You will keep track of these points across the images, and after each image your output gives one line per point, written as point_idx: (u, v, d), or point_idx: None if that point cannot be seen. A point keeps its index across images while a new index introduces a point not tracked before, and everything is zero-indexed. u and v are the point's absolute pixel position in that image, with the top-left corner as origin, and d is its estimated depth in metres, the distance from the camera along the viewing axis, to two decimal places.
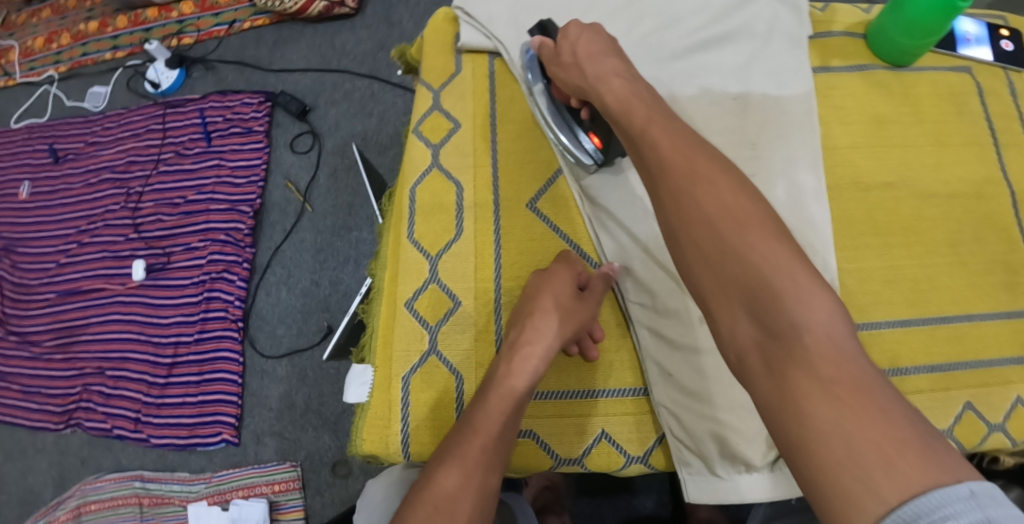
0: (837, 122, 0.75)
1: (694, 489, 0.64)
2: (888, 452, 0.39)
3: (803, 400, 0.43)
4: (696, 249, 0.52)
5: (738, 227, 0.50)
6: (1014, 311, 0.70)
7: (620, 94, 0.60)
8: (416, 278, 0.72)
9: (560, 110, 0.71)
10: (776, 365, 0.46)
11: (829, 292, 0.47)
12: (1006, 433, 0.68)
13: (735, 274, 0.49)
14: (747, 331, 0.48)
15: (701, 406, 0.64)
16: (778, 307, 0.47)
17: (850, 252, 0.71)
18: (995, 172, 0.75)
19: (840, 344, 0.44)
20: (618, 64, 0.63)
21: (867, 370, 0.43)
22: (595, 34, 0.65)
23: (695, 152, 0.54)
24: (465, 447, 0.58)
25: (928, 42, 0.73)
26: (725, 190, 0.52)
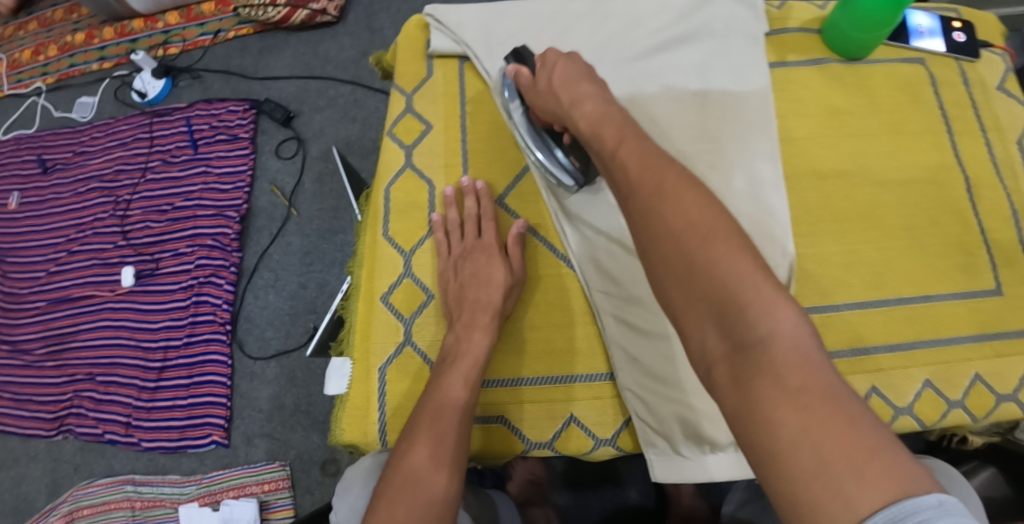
0: (794, 115, 0.78)
1: (659, 468, 0.66)
2: (857, 461, 0.36)
3: (770, 410, 0.39)
4: (662, 264, 0.49)
5: (703, 240, 0.47)
6: (970, 291, 0.73)
7: (593, 118, 0.60)
8: (392, 273, 0.75)
9: (539, 132, 0.71)
10: (744, 377, 0.42)
11: (796, 305, 0.43)
12: (965, 408, 0.71)
13: (700, 287, 0.46)
14: (715, 345, 0.44)
15: (668, 389, 0.66)
16: (743, 320, 0.43)
17: (808, 238, 0.74)
18: (950, 159, 0.78)
19: (808, 355, 0.41)
20: (591, 88, 0.62)
21: (836, 380, 0.40)
22: (572, 61, 0.66)
23: (663, 168, 0.52)
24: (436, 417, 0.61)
25: (880, 34, 0.76)
26: (691, 205, 0.49)
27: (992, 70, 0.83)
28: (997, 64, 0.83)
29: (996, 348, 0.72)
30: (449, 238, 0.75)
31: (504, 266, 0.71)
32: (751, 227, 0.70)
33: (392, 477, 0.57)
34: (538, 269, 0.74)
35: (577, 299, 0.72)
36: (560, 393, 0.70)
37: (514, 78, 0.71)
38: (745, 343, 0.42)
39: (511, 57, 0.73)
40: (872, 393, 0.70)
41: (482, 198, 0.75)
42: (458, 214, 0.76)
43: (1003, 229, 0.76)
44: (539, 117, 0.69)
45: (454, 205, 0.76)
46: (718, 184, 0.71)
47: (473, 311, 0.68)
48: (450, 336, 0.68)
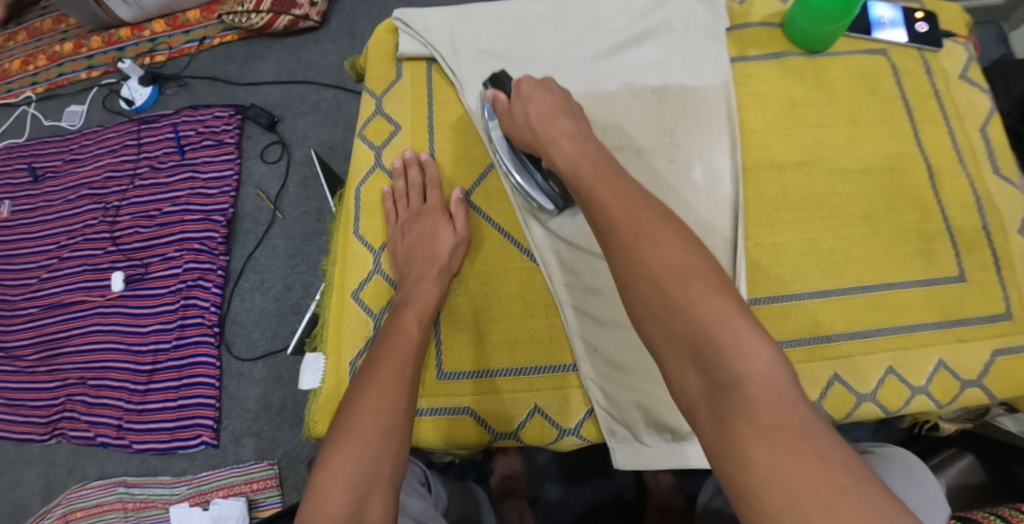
0: (752, 108, 0.80)
1: (622, 457, 0.68)
2: (827, 497, 0.37)
3: (745, 448, 0.41)
4: (643, 305, 0.51)
5: (680, 282, 0.49)
6: (930, 278, 0.74)
7: (570, 157, 0.63)
8: (362, 270, 0.76)
9: (518, 154, 0.72)
10: (722, 414, 0.44)
11: (770, 344, 0.46)
12: (930, 394, 0.71)
13: (679, 327, 0.48)
14: (694, 384, 0.46)
15: (626, 377, 0.68)
16: (719, 360, 0.45)
17: (767, 228, 0.75)
18: (910, 147, 0.79)
19: (781, 392, 0.43)
20: (568, 125, 0.66)
21: (807, 416, 0.42)
22: (546, 92, 0.69)
23: (641, 211, 0.55)
24: (395, 344, 0.63)
25: (839, 27, 0.77)
26: (669, 248, 0.52)
27: (954, 60, 0.84)
28: (960, 54, 0.84)
29: (957, 333, 0.73)
30: (397, 206, 0.78)
31: (449, 227, 0.74)
32: (699, 217, 0.72)
33: (353, 415, 0.55)
34: (501, 264, 0.74)
35: (540, 292, 0.73)
36: (524, 384, 0.70)
37: (491, 103, 0.73)
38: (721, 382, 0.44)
39: (490, 81, 0.75)
40: (834, 380, 0.71)
41: (428, 167, 0.78)
42: (406, 184, 0.78)
43: (965, 215, 0.77)
44: (519, 144, 0.70)
45: (402, 175, 0.79)
46: (676, 178, 0.73)
47: (421, 266, 0.71)
48: (400, 289, 0.70)
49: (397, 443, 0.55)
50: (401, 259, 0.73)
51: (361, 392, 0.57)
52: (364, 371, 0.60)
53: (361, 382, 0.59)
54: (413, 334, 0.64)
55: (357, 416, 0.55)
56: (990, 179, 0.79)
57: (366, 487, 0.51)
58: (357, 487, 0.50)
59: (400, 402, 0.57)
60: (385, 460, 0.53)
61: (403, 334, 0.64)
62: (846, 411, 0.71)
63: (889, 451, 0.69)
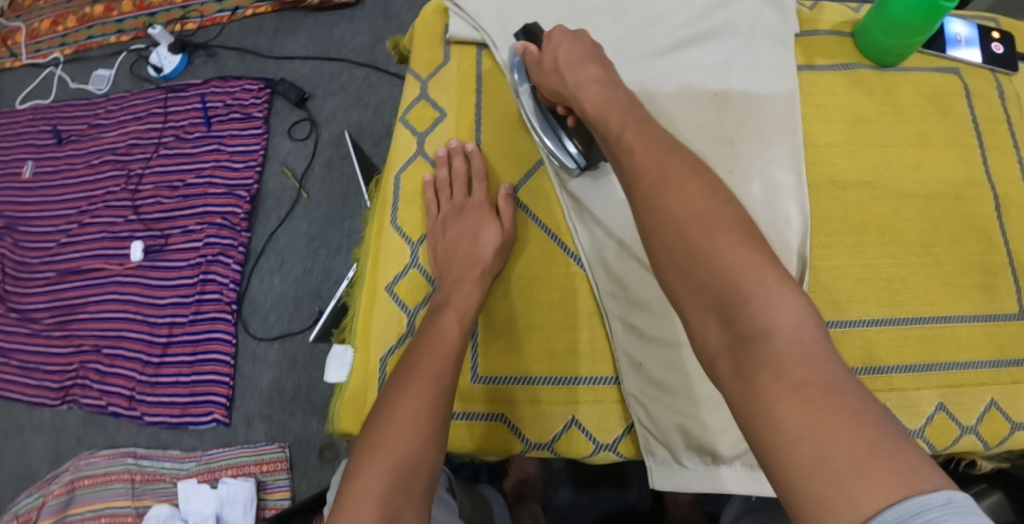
0: (817, 121, 0.76)
1: (659, 477, 0.65)
2: (860, 455, 0.35)
3: (772, 403, 0.38)
4: (666, 254, 0.48)
5: (706, 230, 0.46)
6: (990, 313, 0.70)
7: (597, 101, 0.60)
8: (397, 263, 0.73)
9: (545, 113, 0.71)
10: (747, 370, 0.41)
11: (801, 296, 0.42)
12: (978, 434, 0.68)
13: (703, 279, 0.45)
14: (718, 339, 0.44)
15: (669, 397, 0.65)
16: (746, 313, 0.42)
17: (824, 249, 0.71)
18: (977, 175, 0.75)
19: (811, 348, 0.40)
20: (595, 71, 0.62)
21: (839, 373, 0.39)
22: (577, 42, 0.65)
23: (667, 157, 0.51)
24: (434, 347, 0.60)
25: (914, 42, 0.72)
26: (696, 196, 0.48)
27: None
28: None
29: (1013, 374, 0.69)
30: (438, 198, 0.75)
31: (495, 225, 0.70)
32: (769, 232, 0.69)
33: (388, 422, 0.53)
34: (546, 268, 0.71)
35: (584, 301, 0.70)
36: (562, 395, 0.68)
37: (522, 55, 0.70)
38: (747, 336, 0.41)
39: (522, 33, 0.73)
40: None
41: (473, 158, 0.75)
42: (448, 174, 0.75)
43: None
44: (545, 97, 0.70)
45: (446, 165, 0.75)
46: (736, 189, 0.70)
47: (464, 266, 0.67)
48: (439, 289, 0.67)
49: (433, 457, 0.52)
50: (439, 262, 0.70)
51: (398, 395, 0.55)
52: (398, 375, 0.57)
53: (398, 386, 0.56)
54: (453, 336, 0.61)
55: (393, 424, 0.53)
56: None
57: (397, 509, 0.48)
58: (389, 505, 0.48)
59: (438, 413, 0.54)
60: (418, 480, 0.50)
61: (443, 335, 0.61)
62: None
63: None
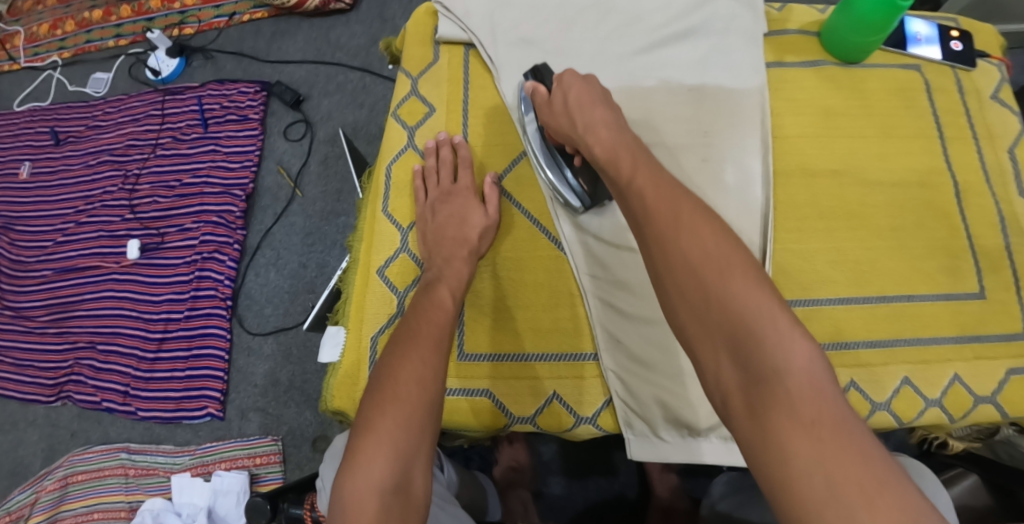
0: (787, 113, 0.80)
1: (637, 448, 0.69)
2: (869, 492, 0.38)
3: (785, 441, 0.41)
4: (679, 294, 0.50)
5: (720, 273, 0.48)
6: (953, 293, 0.74)
7: (608, 145, 0.62)
8: (389, 247, 0.77)
9: (551, 151, 0.73)
10: (759, 408, 0.44)
11: (811, 340, 0.45)
12: (943, 408, 0.71)
13: (715, 318, 0.47)
14: (730, 377, 0.46)
15: (647, 372, 0.69)
16: (759, 353, 0.44)
17: (795, 233, 0.75)
18: (940, 163, 0.79)
19: (822, 387, 0.43)
20: (606, 114, 0.65)
21: (848, 413, 0.42)
22: (587, 86, 0.68)
23: (679, 199, 0.54)
24: (431, 314, 0.63)
25: (877, 39, 0.77)
26: (708, 238, 0.50)
27: (988, 79, 0.83)
28: (994, 74, 0.84)
29: (976, 350, 0.73)
30: (426, 184, 0.78)
31: (481, 210, 0.74)
32: (740, 219, 0.73)
33: (396, 382, 0.56)
34: (531, 251, 0.75)
35: (567, 282, 0.73)
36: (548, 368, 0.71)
37: (530, 94, 0.73)
38: (760, 375, 0.44)
39: (530, 73, 0.76)
40: (851, 388, 0.71)
41: (461, 148, 0.78)
42: (437, 163, 0.79)
43: (990, 234, 0.77)
44: (552, 135, 0.71)
45: (434, 155, 0.79)
46: (710, 178, 0.74)
47: (452, 246, 0.71)
48: (430, 269, 0.71)
49: (433, 415, 0.55)
50: (428, 245, 0.73)
51: (403, 360, 0.58)
52: (400, 340, 0.60)
53: (400, 351, 0.59)
54: (448, 307, 0.65)
55: (400, 385, 0.55)
56: (1017, 200, 0.79)
57: (406, 463, 0.51)
58: (397, 465, 0.51)
59: (440, 375, 0.58)
60: (425, 439, 0.53)
61: (439, 307, 0.64)
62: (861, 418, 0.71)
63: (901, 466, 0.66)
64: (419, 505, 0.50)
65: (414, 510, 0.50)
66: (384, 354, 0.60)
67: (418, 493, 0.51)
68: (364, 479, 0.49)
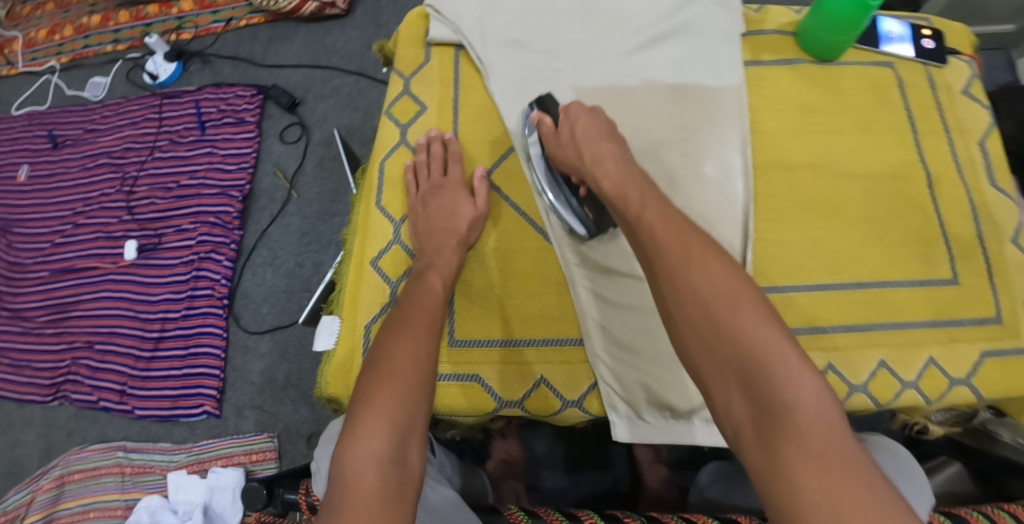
0: (765, 110, 0.83)
1: (623, 430, 0.71)
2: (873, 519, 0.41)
3: (795, 471, 0.45)
4: (691, 328, 0.54)
5: (731, 309, 0.52)
6: (926, 279, 0.77)
7: (616, 180, 0.66)
8: (382, 240, 0.79)
9: (557, 180, 0.76)
10: (770, 439, 0.47)
11: (818, 375, 0.49)
12: (918, 390, 0.73)
13: (726, 352, 0.51)
14: (741, 409, 0.50)
15: (632, 358, 0.72)
16: (769, 386, 0.48)
17: (773, 223, 0.78)
18: (913, 156, 0.82)
19: (828, 420, 0.47)
20: (613, 148, 0.69)
21: (852, 444, 0.46)
22: (593, 118, 0.72)
23: (689, 236, 0.58)
24: (422, 299, 0.67)
25: (850, 37, 0.80)
26: (718, 274, 0.54)
27: (958, 76, 0.87)
28: (964, 71, 0.87)
29: (950, 334, 0.76)
30: (417, 178, 0.81)
31: (469, 202, 0.77)
32: (719, 211, 0.77)
33: (392, 361, 0.59)
34: (518, 241, 0.77)
35: (553, 271, 0.76)
36: (534, 355, 0.73)
37: (535, 125, 0.76)
38: (770, 408, 0.48)
39: (535, 102, 0.78)
40: (828, 371, 0.73)
41: (451, 144, 0.81)
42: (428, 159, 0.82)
43: (961, 223, 0.80)
44: (558, 164, 0.74)
45: (426, 150, 0.82)
46: (690, 171, 0.78)
47: (443, 236, 0.74)
48: (421, 258, 0.73)
49: (427, 391, 0.59)
50: (419, 236, 0.76)
51: (398, 341, 0.61)
52: (394, 324, 0.64)
53: (394, 334, 0.62)
54: (439, 294, 0.68)
55: (396, 364, 0.59)
56: (988, 190, 0.82)
57: (404, 436, 0.54)
58: (396, 436, 0.53)
59: (432, 355, 0.62)
60: (420, 412, 0.57)
61: (430, 292, 0.68)
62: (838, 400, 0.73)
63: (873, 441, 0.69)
64: (417, 475, 0.53)
65: (411, 485, 0.52)
66: (378, 338, 0.63)
67: (415, 465, 0.53)
68: (363, 447, 0.52)
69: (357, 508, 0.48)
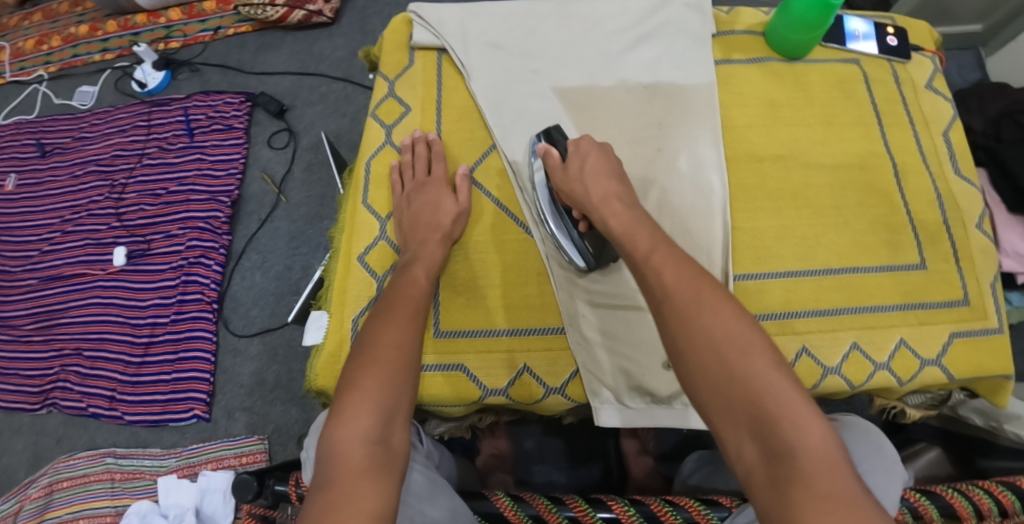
0: (735, 105, 0.86)
1: (605, 415, 0.74)
2: None
3: (803, 515, 0.44)
4: (700, 371, 0.54)
5: (741, 354, 0.52)
6: (894, 265, 0.80)
7: (623, 219, 0.67)
8: (368, 236, 0.81)
9: (558, 210, 0.76)
10: (780, 483, 0.47)
11: (826, 423, 0.49)
12: (890, 370, 0.76)
13: (736, 396, 0.51)
14: (751, 454, 0.50)
15: (614, 346, 0.75)
16: (777, 431, 0.49)
17: (746, 214, 0.81)
18: (878, 147, 0.85)
19: (835, 468, 0.47)
20: (617, 188, 0.71)
21: (859, 492, 0.45)
22: (603, 156, 0.74)
23: (698, 280, 0.58)
24: (406, 290, 0.69)
25: (815, 35, 0.84)
26: (728, 318, 0.55)
27: (922, 71, 0.90)
28: (927, 66, 0.91)
29: (919, 316, 0.78)
30: (403, 177, 0.83)
31: (452, 198, 0.79)
32: (693, 203, 0.80)
33: (377, 347, 0.61)
34: (500, 234, 0.80)
35: (534, 261, 0.78)
36: (516, 344, 0.75)
37: (542, 156, 0.77)
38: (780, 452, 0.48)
39: (541, 135, 0.80)
40: (803, 353, 0.76)
41: (435, 144, 0.84)
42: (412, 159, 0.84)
43: (927, 210, 0.83)
44: (563, 197, 0.75)
45: (410, 151, 0.84)
46: (664, 165, 0.81)
47: (427, 229, 0.76)
48: (406, 250, 0.75)
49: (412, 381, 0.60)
50: (405, 231, 0.78)
51: (381, 329, 0.63)
52: (380, 315, 0.65)
53: (379, 322, 0.64)
54: (422, 285, 0.70)
55: (381, 349, 0.61)
56: (952, 178, 0.85)
57: (388, 416, 0.56)
58: (380, 416, 0.55)
59: (416, 341, 0.63)
60: (404, 394, 0.58)
61: (414, 284, 0.70)
62: (813, 382, 0.76)
63: (852, 420, 0.71)
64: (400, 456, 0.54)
65: (395, 465, 0.53)
66: (364, 327, 0.65)
67: (398, 446, 0.55)
68: (349, 429, 0.54)
69: (347, 487, 0.49)
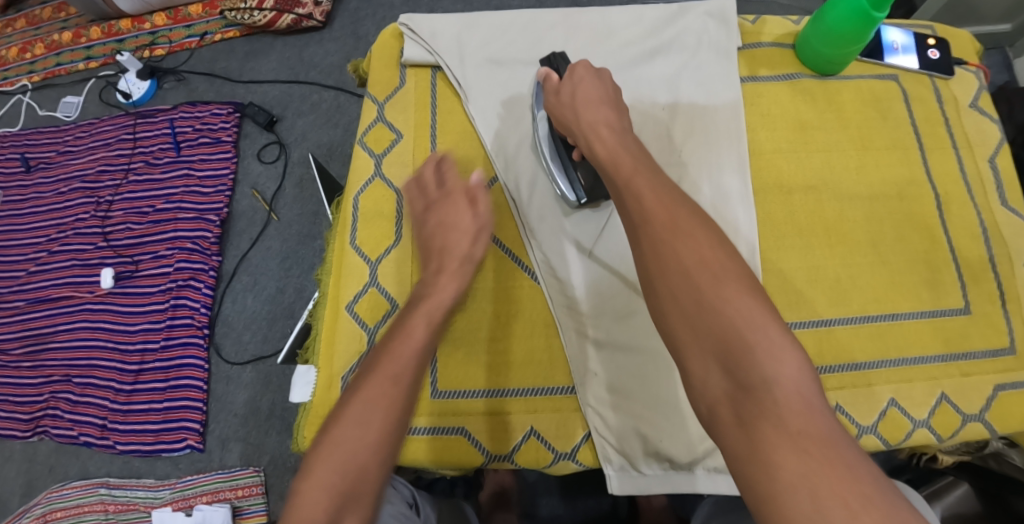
0: (762, 129, 0.78)
1: (619, 483, 0.67)
2: (854, 506, 0.37)
3: (771, 450, 0.40)
4: (672, 301, 0.48)
5: (715, 280, 0.47)
6: (936, 309, 0.72)
7: (609, 145, 0.60)
8: (358, 282, 0.74)
9: (554, 142, 0.72)
10: (747, 418, 0.42)
11: (801, 354, 0.44)
12: (931, 428, 0.69)
13: (707, 325, 0.46)
14: (719, 386, 0.45)
15: (627, 402, 0.67)
16: (748, 362, 0.44)
17: (774, 251, 0.73)
18: (919, 174, 0.77)
19: (809, 401, 0.42)
20: (610, 113, 0.64)
21: (833, 424, 0.41)
22: (598, 81, 0.67)
23: (676, 206, 0.52)
24: (394, 345, 0.58)
25: (852, 51, 0.75)
26: (704, 244, 0.49)
27: (966, 88, 0.82)
28: (971, 82, 0.82)
29: (963, 367, 0.71)
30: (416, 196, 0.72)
31: (471, 213, 0.68)
32: None
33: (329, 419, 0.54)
34: (504, 280, 0.73)
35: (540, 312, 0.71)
36: (522, 406, 0.68)
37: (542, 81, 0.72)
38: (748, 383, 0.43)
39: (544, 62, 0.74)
40: (837, 411, 0.69)
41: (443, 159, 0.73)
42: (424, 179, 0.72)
43: (972, 245, 0.75)
44: (557, 126, 0.70)
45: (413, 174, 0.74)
46: None
47: (440, 258, 0.65)
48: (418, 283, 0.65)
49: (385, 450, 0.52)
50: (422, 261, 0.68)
51: None
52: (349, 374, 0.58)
53: None
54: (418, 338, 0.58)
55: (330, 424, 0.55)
56: (999, 210, 0.77)
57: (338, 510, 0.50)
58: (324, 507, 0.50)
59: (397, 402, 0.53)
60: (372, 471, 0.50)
61: (408, 337, 0.58)
62: None
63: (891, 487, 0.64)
64: None
65: None
66: None
67: None
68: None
69: None
